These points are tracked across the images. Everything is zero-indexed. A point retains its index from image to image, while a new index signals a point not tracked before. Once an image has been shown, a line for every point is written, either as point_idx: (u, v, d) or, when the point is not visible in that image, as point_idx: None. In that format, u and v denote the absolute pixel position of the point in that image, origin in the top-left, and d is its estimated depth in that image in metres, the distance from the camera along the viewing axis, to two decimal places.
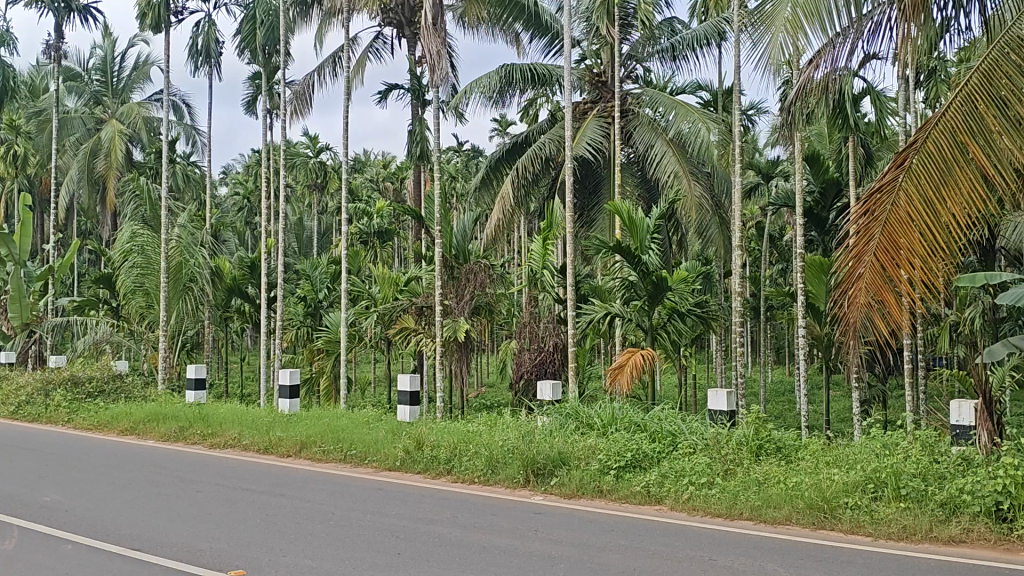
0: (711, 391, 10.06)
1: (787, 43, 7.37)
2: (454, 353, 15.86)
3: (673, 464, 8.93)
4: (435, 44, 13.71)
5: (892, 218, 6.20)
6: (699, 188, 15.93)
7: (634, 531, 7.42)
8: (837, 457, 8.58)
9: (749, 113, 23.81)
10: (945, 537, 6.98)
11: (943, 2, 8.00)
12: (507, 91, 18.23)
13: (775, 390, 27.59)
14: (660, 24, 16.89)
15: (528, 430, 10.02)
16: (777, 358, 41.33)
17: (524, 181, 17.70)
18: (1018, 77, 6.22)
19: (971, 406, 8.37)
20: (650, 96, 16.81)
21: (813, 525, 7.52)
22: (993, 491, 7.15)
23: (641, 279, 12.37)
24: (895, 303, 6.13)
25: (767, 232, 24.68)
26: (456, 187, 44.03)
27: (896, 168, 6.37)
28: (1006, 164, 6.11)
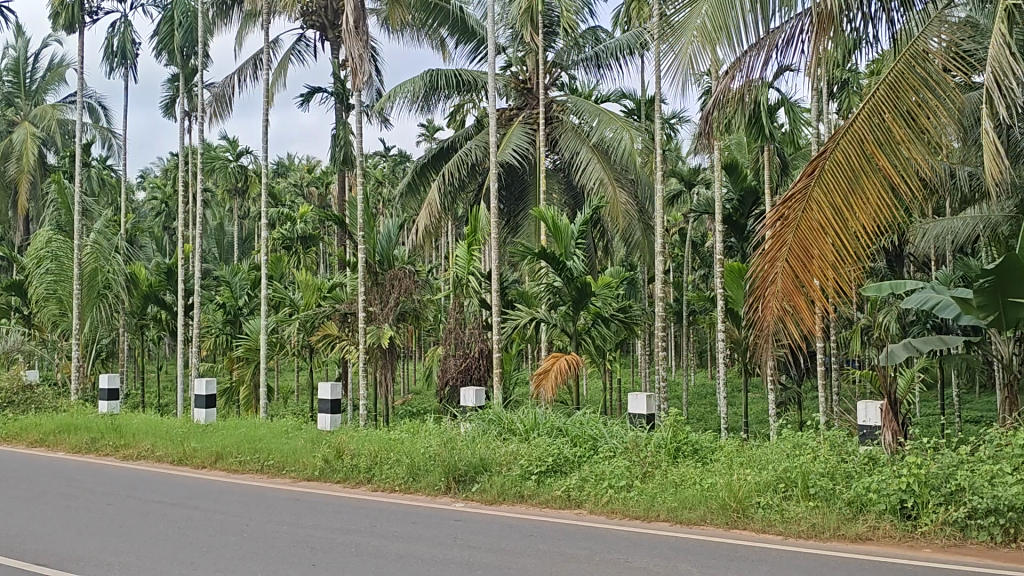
0: (631, 395, 10.21)
1: (700, 54, 7.75)
2: (379, 360, 15.79)
3: (593, 468, 9.03)
4: (357, 48, 13.61)
5: (804, 224, 6.73)
6: (624, 196, 16.14)
7: (553, 535, 7.49)
8: (750, 458, 8.78)
9: (671, 121, 24.26)
10: (852, 535, 7.22)
11: (852, 15, 8.27)
12: (432, 95, 18.24)
13: (697, 394, 28.07)
14: (585, 33, 17.08)
15: (450, 436, 10.01)
16: (700, 362, 42.14)
17: (450, 186, 17.73)
18: (923, 90, 6.81)
19: (877, 406, 8.66)
20: (574, 104, 16.93)
21: (726, 525, 7.70)
22: (898, 490, 7.45)
23: (565, 285, 12.42)
24: (807, 305, 6.68)
25: (690, 238, 25.12)
26: (382, 193, 43.85)
27: (808, 175, 6.87)
28: (911, 174, 6.71)
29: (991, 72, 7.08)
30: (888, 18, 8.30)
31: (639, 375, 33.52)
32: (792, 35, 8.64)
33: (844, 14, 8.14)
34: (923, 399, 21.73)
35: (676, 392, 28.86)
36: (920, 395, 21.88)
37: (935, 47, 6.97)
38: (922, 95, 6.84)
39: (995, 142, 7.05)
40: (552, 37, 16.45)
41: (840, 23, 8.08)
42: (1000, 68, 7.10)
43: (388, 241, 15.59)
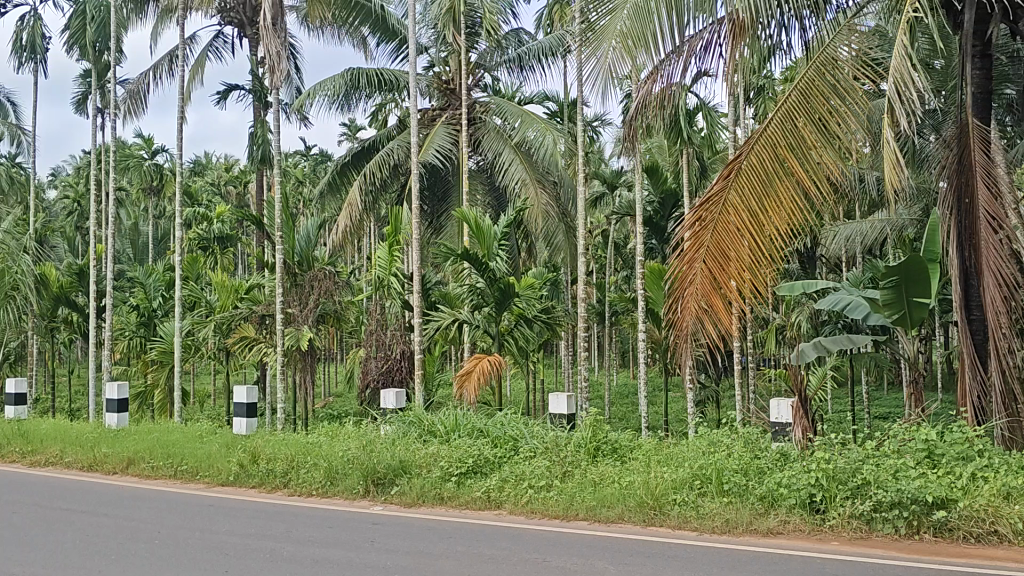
0: (552, 395, 10.31)
1: (618, 62, 7.93)
2: (298, 362, 15.62)
3: (513, 468, 9.07)
4: (276, 44, 13.41)
5: (719, 226, 7.55)
6: (546, 197, 16.24)
7: (472, 537, 7.50)
8: (667, 456, 8.94)
9: (593, 124, 24.56)
10: (764, 529, 7.41)
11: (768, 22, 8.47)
12: (353, 94, 18.13)
13: (619, 394, 28.42)
14: (507, 35, 17.15)
15: (369, 439, 9.95)
16: (622, 362, 42.71)
17: (372, 186, 17.61)
18: (831, 96, 7.63)
19: (789, 405, 8.81)
20: (497, 105, 16.98)
21: (643, 523, 7.83)
22: (808, 485, 7.68)
23: (488, 286, 12.45)
24: (721, 304, 7.48)
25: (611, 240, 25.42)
26: (305, 193, 43.30)
27: (724, 179, 7.69)
28: (820, 176, 7.53)
29: (893, 85, 7.29)
30: (801, 26, 8.53)
31: (562, 375, 33.81)
32: (710, 41, 8.78)
33: (760, 22, 8.36)
34: (834, 397, 22.46)
35: (598, 392, 29.18)
36: (832, 393, 22.58)
37: (847, 56, 7.70)
38: (831, 103, 7.65)
39: (896, 153, 7.31)
40: (474, 37, 16.41)
41: (754, 31, 8.29)
42: (902, 80, 7.31)
43: (307, 242, 15.38)
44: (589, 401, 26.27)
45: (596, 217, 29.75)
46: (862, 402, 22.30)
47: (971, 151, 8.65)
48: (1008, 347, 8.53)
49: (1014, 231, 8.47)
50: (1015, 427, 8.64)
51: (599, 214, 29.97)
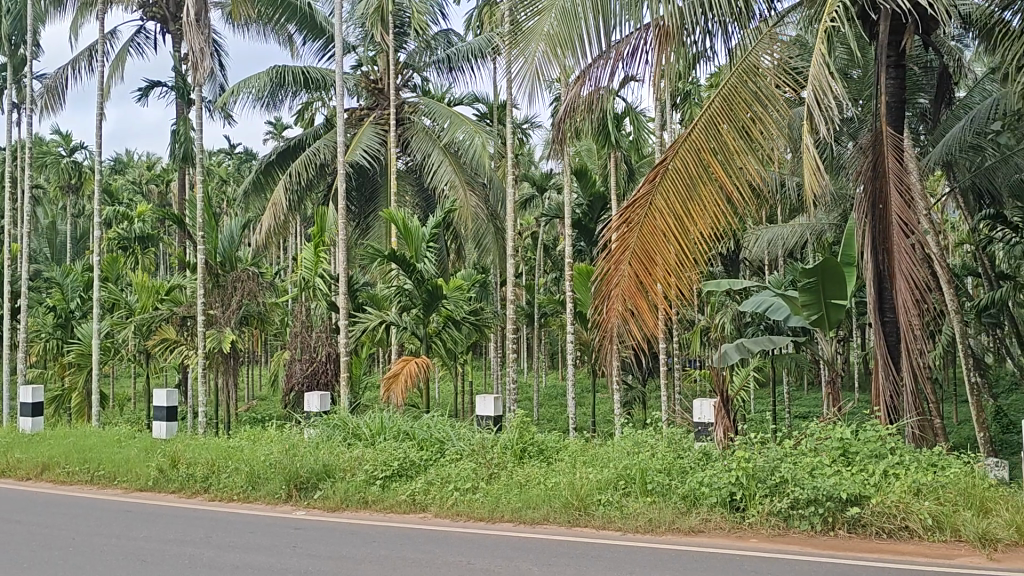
0: (479, 397, 10.33)
1: (545, 64, 7.97)
2: (220, 366, 15.39)
3: (439, 471, 9.04)
4: (199, 40, 13.13)
5: (645, 229, 7.67)
6: (475, 199, 16.24)
7: (396, 540, 7.45)
8: (592, 457, 9.02)
9: (523, 127, 24.66)
10: (685, 528, 7.54)
11: (694, 30, 8.62)
12: (279, 91, 17.92)
13: (548, 395, 28.60)
14: (436, 36, 17.09)
15: (292, 443, 9.84)
16: (551, 363, 42.94)
17: (298, 186, 17.36)
18: (753, 104, 7.81)
19: (712, 406, 9.02)
20: (426, 105, 16.92)
21: (568, 523, 7.88)
22: (728, 484, 7.82)
23: (416, 287, 12.38)
24: (646, 306, 7.64)
25: (541, 242, 25.56)
26: (230, 192, 42.49)
27: (650, 182, 7.80)
28: (742, 183, 7.73)
29: (812, 94, 7.44)
30: (725, 33, 8.69)
31: (491, 378, 33.84)
32: (636, 47, 8.95)
33: (687, 29, 8.49)
34: (756, 397, 22.99)
35: (527, 394, 29.33)
36: (755, 393, 23.09)
37: (769, 65, 7.88)
38: (753, 110, 7.83)
39: (815, 159, 7.47)
40: (402, 37, 16.39)
41: (679, 37, 8.43)
42: (820, 89, 7.48)
43: (231, 242, 15.08)
44: (518, 402, 26.39)
45: (526, 219, 29.88)
46: (782, 402, 22.88)
47: (885, 159, 8.92)
48: (919, 349, 8.83)
49: (925, 236, 8.76)
50: (925, 425, 8.97)
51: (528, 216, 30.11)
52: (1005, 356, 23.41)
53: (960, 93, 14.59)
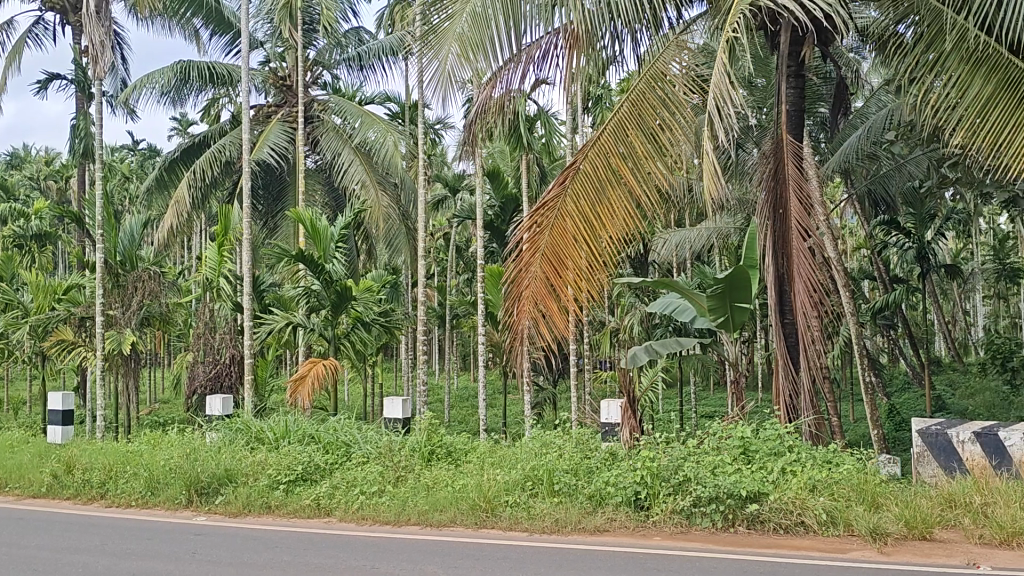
0: (387, 398, 10.31)
1: (455, 67, 7.95)
2: (120, 367, 14.95)
3: (344, 475, 8.94)
4: (99, 33, 12.67)
5: (555, 232, 7.75)
6: (387, 199, 16.14)
7: (300, 546, 7.30)
8: (500, 458, 9.04)
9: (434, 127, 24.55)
10: (591, 527, 7.60)
11: (604, 35, 8.72)
12: (184, 86, 17.45)
13: (459, 396, 28.59)
14: (347, 33, 16.91)
15: (194, 447, 9.65)
16: (462, 364, 42.90)
17: (202, 183, 16.95)
18: (661, 109, 7.95)
19: (618, 405, 9.37)
20: (336, 103, 16.70)
21: (475, 525, 7.86)
22: (633, 483, 7.94)
23: (324, 288, 12.18)
24: (554, 308, 7.72)
25: (453, 243, 25.55)
26: (132, 189, 41.21)
27: (560, 185, 7.86)
28: (650, 188, 7.88)
29: (712, 100, 7.58)
30: (634, 39, 8.82)
31: (400, 379, 33.56)
32: (546, 50, 9.00)
33: (598, 34, 8.58)
34: (663, 397, 23.43)
35: (438, 395, 29.27)
36: (662, 393, 23.56)
37: (675, 71, 8.02)
38: (661, 115, 7.96)
39: (714, 164, 7.62)
40: (312, 35, 16.43)
41: (589, 41, 8.51)
42: (720, 95, 7.61)
43: (131, 241, 14.60)
44: (428, 403, 26.30)
45: (438, 220, 29.81)
46: (688, 402, 23.37)
47: (786, 166, 9.20)
48: (817, 350, 9.13)
49: (821, 240, 9.07)
50: (821, 424, 9.29)
51: (441, 217, 30.05)
52: (896, 355, 24.40)
53: (856, 104, 15.16)
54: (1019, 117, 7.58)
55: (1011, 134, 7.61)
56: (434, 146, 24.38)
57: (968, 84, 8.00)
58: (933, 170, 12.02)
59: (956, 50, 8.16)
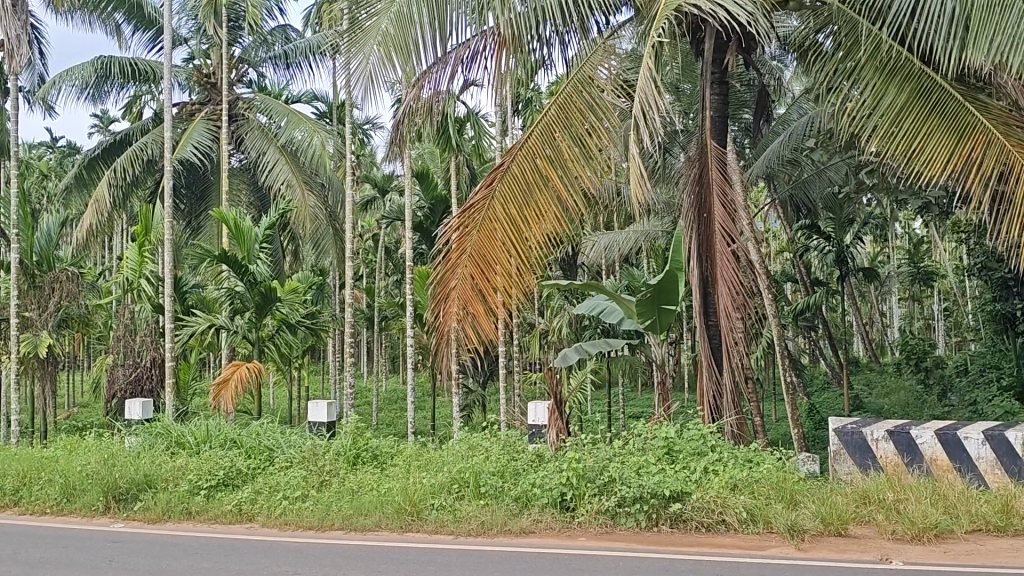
0: (311, 402, 10.18)
1: (380, 68, 7.89)
2: (35, 371, 14.47)
3: (268, 480, 8.80)
4: (15, 26, 12.25)
5: (481, 234, 7.73)
6: (313, 199, 15.95)
7: (221, 552, 7.15)
8: (426, 462, 8.99)
9: (363, 127, 24.33)
10: (517, 529, 7.61)
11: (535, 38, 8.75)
12: (104, 82, 16.95)
13: (388, 399, 28.34)
14: (273, 31, 16.64)
15: (112, 452, 9.42)
16: (392, 367, 42.62)
17: (123, 182, 16.50)
18: (588, 113, 8.06)
19: (545, 406, 9.35)
20: (262, 102, 16.42)
21: (400, 529, 7.79)
22: (559, 484, 7.97)
23: (248, 289, 11.96)
24: (480, 310, 7.70)
25: (383, 244, 25.36)
26: (50, 187, 39.87)
27: (487, 187, 7.84)
28: (576, 191, 7.96)
29: (637, 106, 7.57)
30: (563, 42, 8.86)
31: (329, 383, 33.17)
32: (476, 51, 8.99)
33: (527, 36, 8.61)
34: (592, 398, 23.64)
35: (367, 398, 28.98)
36: (592, 395, 23.76)
37: (603, 77, 8.17)
38: (589, 119, 8.06)
39: (639, 168, 7.65)
40: (236, 32, 16.15)
41: (517, 43, 8.53)
42: (646, 101, 7.60)
43: (48, 240, 14.14)
44: (357, 407, 26.05)
45: (368, 220, 29.57)
46: (616, 403, 23.63)
47: (710, 171, 9.38)
48: (739, 352, 9.32)
49: (744, 244, 9.25)
50: (743, 424, 9.50)
51: (371, 217, 29.82)
52: (817, 356, 25.04)
53: (779, 111, 15.53)
54: (930, 125, 7.86)
55: (922, 141, 7.89)
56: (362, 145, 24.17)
57: (883, 93, 8.26)
58: (851, 176, 12.38)
59: (870, 61, 8.43)
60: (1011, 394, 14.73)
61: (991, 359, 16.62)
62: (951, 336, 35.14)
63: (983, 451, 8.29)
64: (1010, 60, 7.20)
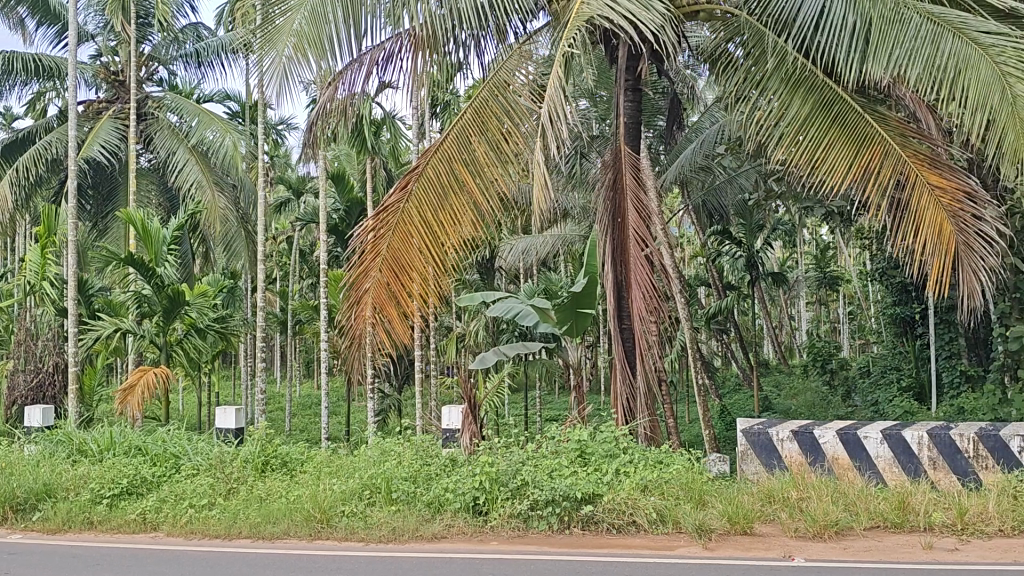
0: (219, 408, 9.98)
1: (293, 64, 7.76)
2: None
3: (173, 487, 8.57)
4: None
5: (396, 238, 7.66)
6: (223, 200, 15.75)
7: (123, 561, 6.94)
8: (336, 468, 8.88)
9: (277, 127, 23.96)
10: (428, 535, 7.52)
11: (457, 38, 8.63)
12: (5, 78, 16.29)
13: (302, 404, 27.93)
14: (185, 29, 16.24)
15: (8, 461, 9.05)
16: (306, 372, 42.02)
17: (25, 181, 15.89)
18: (502, 117, 8.07)
19: (459, 411, 9.30)
20: (172, 100, 15.95)
21: (309, 536, 7.64)
22: (472, 489, 7.95)
23: (155, 293, 11.65)
24: (394, 315, 7.64)
25: (297, 247, 24.99)
26: None
27: (401, 190, 7.76)
28: (490, 194, 7.99)
29: (546, 112, 7.56)
30: (480, 46, 8.72)
31: (241, 389, 32.48)
32: (392, 53, 8.92)
33: (447, 36, 8.50)
34: (509, 402, 23.73)
35: (280, 404, 28.49)
36: (509, 398, 23.85)
37: (519, 82, 8.21)
38: (504, 124, 8.07)
39: (543, 174, 7.59)
40: (145, 28, 15.80)
41: (434, 44, 8.50)
42: (554, 109, 7.60)
43: None
44: (269, 413, 25.59)
45: (282, 222, 29.11)
46: (533, 406, 23.77)
47: (624, 177, 9.49)
48: (653, 355, 9.47)
49: (657, 249, 9.40)
50: (655, 425, 9.63)
51: (285, 219, 29.36)
52: (729, 358, 25.63)
53: (691, 119, 15.86)
54: (832, 135, 8.11)
55: (823, 151, 8.14)
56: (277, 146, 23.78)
57: (788, 104, 8.46)
58: (760, 184, 12.72)
59: (777, 71, 8.62)
60: (909, 394, 15.33)
61: (892, 360, 17.27)
62: (854, 338, 36.46)
63: (880, 450, 8.63)
64: (906, 74, 7.56)
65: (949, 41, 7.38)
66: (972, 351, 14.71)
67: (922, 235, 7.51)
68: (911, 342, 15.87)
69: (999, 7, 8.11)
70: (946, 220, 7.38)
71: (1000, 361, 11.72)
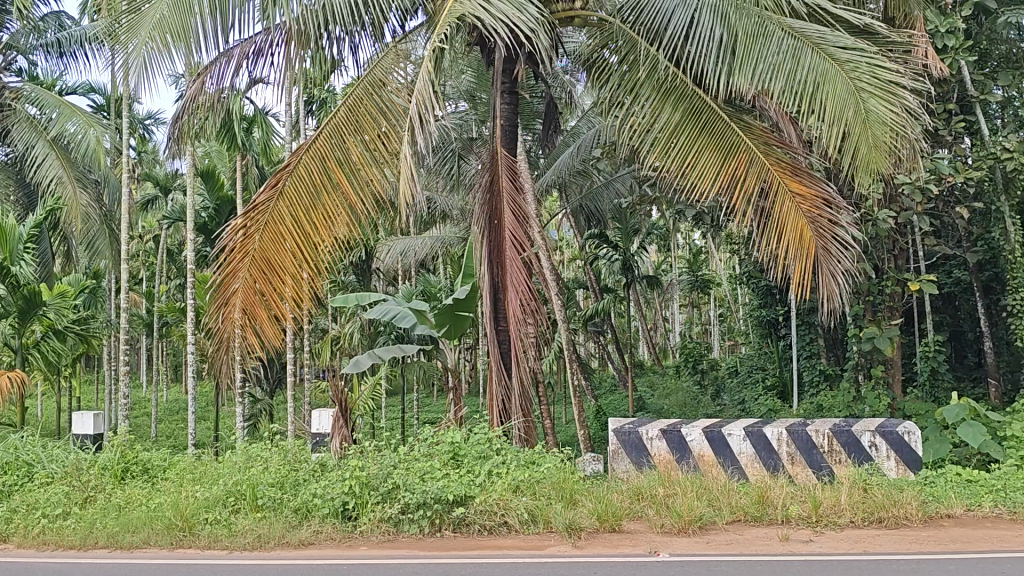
0: (77, 413, 9.60)
1: (154, 55, 7.48)
2: None
3: (25, 497, 8.14)
4: None
5: (266, 238, 7.49)
6: (87, 198, 15.23)
7: None
8: (201, 475, 8.61)
9: (146, 122, 23.07)
10: (295, 541, 7.32)
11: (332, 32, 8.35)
12: None
13: (169, 410, 26.89)
14: (45, 17, 15.51)
15: None
16: (174, 376, 40.55)
17: None
18: (378, 116, 7.99)
19: (330, 414, 9.19)
20: (32, 91, 15.11)
21: (170, 545, 7.34)
22: (341, 494, 7.82)
23: (10, 292, 10.93)
24: (264, 317, 7.46)
25: (165, 247, 24.08)
26: None
27: (272, 188, 7.58)
28: (364, 194, 7.92)
29: (415, 108, 7.51)
30: (355, 42, 8.54)
31: (103, 396, 31.01)
32: (262, 47, 8.69)
33: (321, 32, 8.22)
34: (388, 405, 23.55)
35: (145, 410, 27.38)
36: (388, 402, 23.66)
37: (395, 82, 8.12)
38: (380, 125, 7.99)
39: (410, 168, 7.51)
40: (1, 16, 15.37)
41: (307, 41, 8.30)
42: (423, 105, 7.57)
43: None
44: (134, 419, 24.54)
45: (150, 221, 28.01)
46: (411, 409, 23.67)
47: (501, 178, 9.54)
48: (529, 357, 9.55)
49: (534, 252, 9.52)
50: (530, 427, 9.68)
51: (153, 218, 28.26)
52: (605, 360, 26.15)
53: (568, 124, 16.13)
54: (700, 143, 8.41)
55: (692, 158, 8.42)
56: (145, 142, 22.88)
57: (659, 110, 8.66)
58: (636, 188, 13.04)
59: (648, 79, 8.81)
60: (774, 392, 16.01)
61: (758, 361, 18.00)
62: (726, 339, 37.75)
63: (743, 447, 8.98)
64: (767, 84, 7.89)
65: (807, 55, 7.76)
66: (831, 351, 15.49)
67: (784, 240, 7.87)
68: (775, 342, 16.56)
69: (854, 23, 8.50)
70: (805, 225, 7.75)
71: (855, 362, 12.34)
